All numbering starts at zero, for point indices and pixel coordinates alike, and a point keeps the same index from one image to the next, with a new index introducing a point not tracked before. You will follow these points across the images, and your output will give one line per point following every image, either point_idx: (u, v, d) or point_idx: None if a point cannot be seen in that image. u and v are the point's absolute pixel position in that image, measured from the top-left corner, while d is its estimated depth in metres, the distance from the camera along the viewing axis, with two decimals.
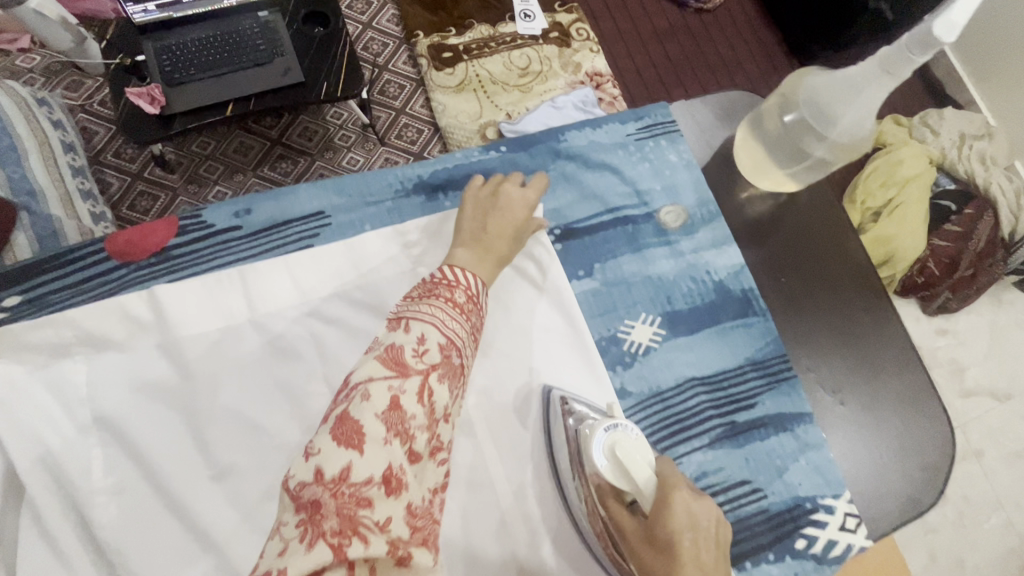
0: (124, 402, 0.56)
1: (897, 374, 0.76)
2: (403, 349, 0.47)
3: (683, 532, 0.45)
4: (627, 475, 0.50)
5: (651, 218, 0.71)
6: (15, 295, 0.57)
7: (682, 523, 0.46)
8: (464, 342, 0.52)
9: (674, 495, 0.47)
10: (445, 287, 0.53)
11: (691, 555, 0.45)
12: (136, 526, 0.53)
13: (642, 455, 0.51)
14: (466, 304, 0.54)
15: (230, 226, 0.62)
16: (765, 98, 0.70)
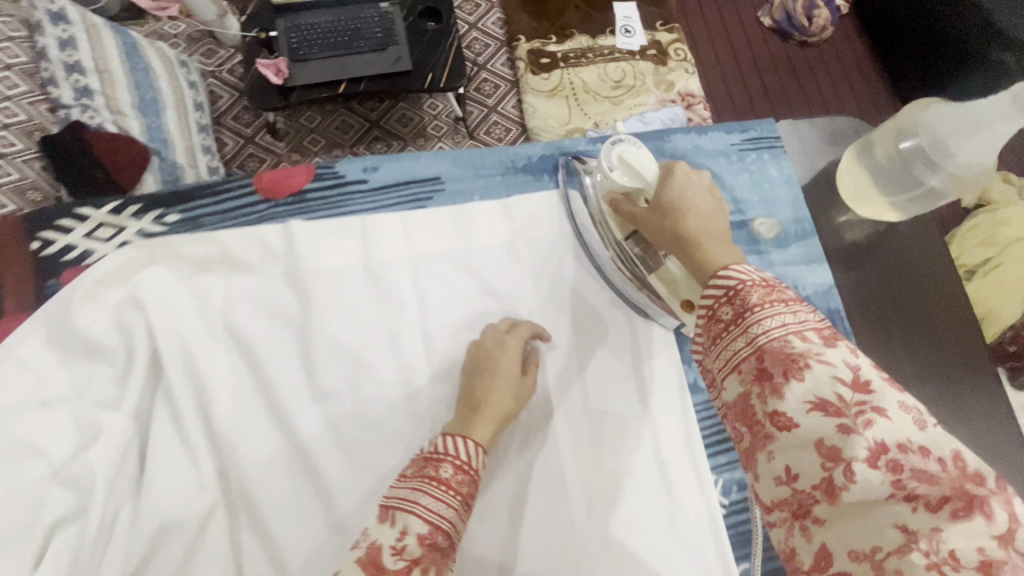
0: (251, 318, 0.63)
1: (951, 420, 0.79)
2: (381, 549, 0.46)
3: (680, 195, 0.56)
4: (637, 174, 0.59)
5: (744, 227, 0.73)
6: (176, 213, 0.66)
7: (680, 189, 0.56)
8: (453, 523, 0.50)
9: (675, 170, 0.58)
10: (434, 461, 0.53)
11: (692, 209, 0.55)
12: (246, 427, 0.60)
13: (646, 161, 0.60)
14: (455, 480, 0.52)
15: (358, 179, 0.69)
16: (878, 126, 0.71)
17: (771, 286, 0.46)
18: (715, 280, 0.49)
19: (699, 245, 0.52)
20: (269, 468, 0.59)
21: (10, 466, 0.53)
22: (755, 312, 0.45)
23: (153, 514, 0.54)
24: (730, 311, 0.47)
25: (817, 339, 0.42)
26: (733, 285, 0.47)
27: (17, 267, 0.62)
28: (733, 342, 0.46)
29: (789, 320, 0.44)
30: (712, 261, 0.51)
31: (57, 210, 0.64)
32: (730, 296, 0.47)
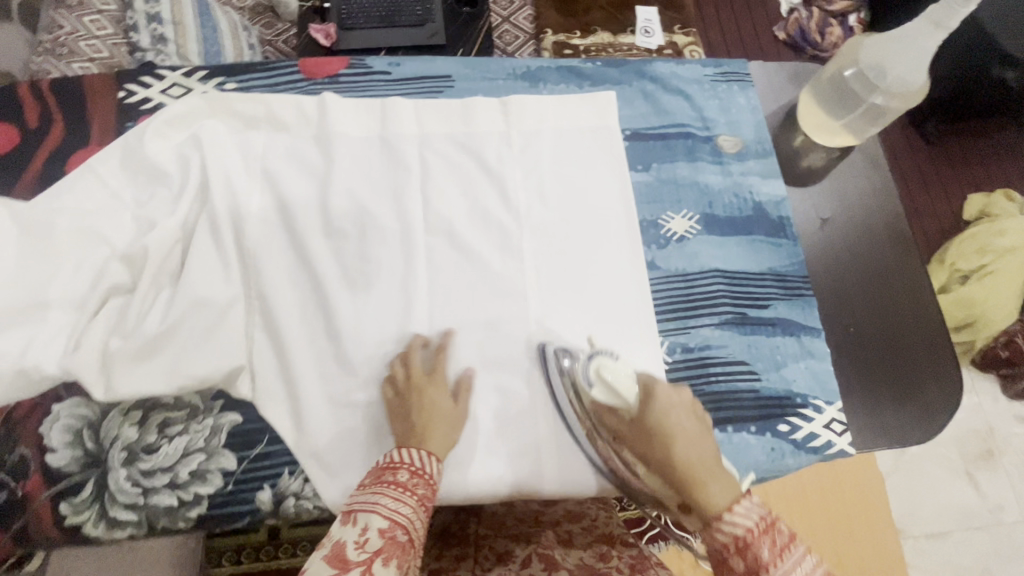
0: (283, 165, 0.77)
1: (914, 321, 0.80)
2: (346, 544, 0.52)
3: (664, 416, 0.58)
4: (616, 390, 0.62)
5: (710, 141, 0.83)
6: (234, 82, 0.80)
7: (663, 414, 0.58)
8: (412, 519, 0.56)
9: (656, 389, 0.60)
10: (392, 470, 0.59)
11: (682, 441, 0.56)
12: (269, 248, 0.72)
13: (625, 372, 0.63)
14: (412, 482, 0.58)
15: (384, 71, 0.83)
16: (825, 64, 0.81)
17: (772, 528, 0.49)
18: (722, 524, 0.50)
19: (701, 481, 0.53)
20: (284, 280, 0.71)
21: (85, 247, 0.68)
22: (771, 568, 0.47)
23: (188, 295, 0.65)
24: (742, 563, 0.49)
25: None
26: (742, 533, 0.49)
27: (103, 110, 0.78)
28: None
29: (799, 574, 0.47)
30: (712, 502, 0.51)
31: (143, 70, 0.80)
32: (739, 547, 0.49)
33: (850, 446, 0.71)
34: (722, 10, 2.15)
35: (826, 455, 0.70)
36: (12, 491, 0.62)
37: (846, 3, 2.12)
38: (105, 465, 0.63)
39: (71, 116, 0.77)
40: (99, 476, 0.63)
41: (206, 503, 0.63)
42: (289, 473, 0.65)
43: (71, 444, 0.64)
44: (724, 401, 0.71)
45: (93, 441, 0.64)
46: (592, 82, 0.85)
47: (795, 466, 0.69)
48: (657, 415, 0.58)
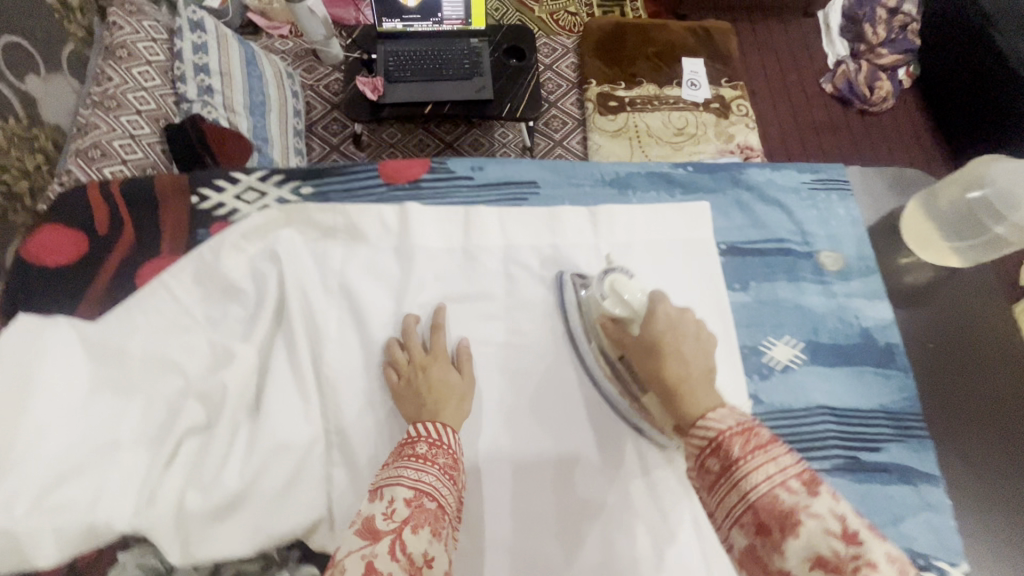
0: (364, 280, 0.72)
1: None
2: (374, 516, 0.50)
3: (666, 332, 0.57)
4: (625, 303, 0.63)
5: (811, 257, 0.78)
6: (310, 187, 0.76)
7: (663, 326, 0.58)
8: (440, 489, 0.54)
9: (659, 304, 0.59)
10: (409, 444, 0.58)
11: (675, 351, 0.56)
12: (348, 375, 0.67)
13: (635, 290, 0.64)
14: (431, 453, 0.57)
15: (466, 176, 0.79)
16: (944, 180, 0.81)
17: (748, 430, 0.47)
18: (699, 427, 0.49)
19: (684, 392, 0.53)
20: (364, 413, 0.66)
21: (159, 377, 0.63)
22: (740, 465, 0.45)
23: (269, 437, 0.61)
24: (717, 462, 0.47)
25: (801, 487, 0.43)
26: (712, 435, 0.48)
27: (175, 217, 0.74)
28: (725, 495, 0.46)
29: (771, 472, 0.44)
30: (696, 409, 0.51)
31: (218, 173, 0.76)
32: (714, 446, 0.47)
33: None
34: (768, 61, 2.11)
35: None
36: None
37: (895, 56, 2.05)
38: None
39: (143, 224, 0.73)
40: None
41: None
42: None
43: None
44: None
45: None
46: (684, 190, 0.80)
47: None
48: (652, 335, 0.58)
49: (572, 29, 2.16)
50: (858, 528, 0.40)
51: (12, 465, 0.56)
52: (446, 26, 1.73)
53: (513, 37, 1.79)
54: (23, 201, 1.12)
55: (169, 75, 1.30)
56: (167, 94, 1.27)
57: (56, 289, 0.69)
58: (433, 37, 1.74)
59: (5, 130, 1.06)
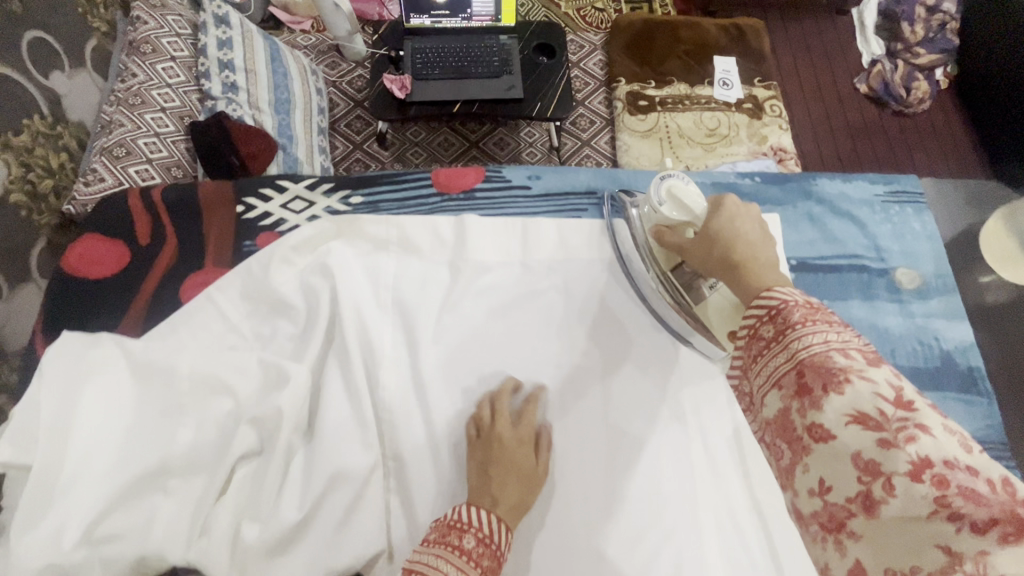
0: (418, 295, 0.68)
1: None
2: None
3: (729, 225, 0.55)
4: (686, 209, 0.59)
5: (887, 275, 0.74)
6: (360, 197, 0.73)
7: (728, 220, 0.55)
8: None
9: (724, 199, 0.56)
10: (457, 531, 0.52)
11: (747, 240, 0.53)
12: (404, 397, 0.64)
13: (692, 196, 0.60)
14: (476, 552, 0.51)
15: (523, 185, 0.75)
16: None
17: (815, 306, 0.45)
18: (762, 296, 0.47)
19: (751, 269, 0.51)
20: (421, 438, 0.63)
21: (209, 399, 0.60)
22: (797, 329, 0.44)
23: (327, 465, 0.57)
24: (771, 329, 0.46)
25: (862, 359, 0.41)
26: (774, 305, 0.46)
27: (221, 226, 0.70)
28: (772, 357, 0.45)
29: (830, 338, 0.42)
30: (763, 282, 0.50)
31: (263, 181, 0.73)
32: (772, 313, 0.46)
33: None
34: (801, 60, 2.04)
35: None
36: None
37: (931, 56, 1.98)
38: None
39: (186, 234, 0.70)
40: None
41: None
42: None
43: None
44: None
45: None
46: (751, 201, 0.76)
47: None
48: (719, 225, 0.55)
49: (599, 26, 2.10)
50: (913, 398, 0.38)
51: (61, 490, 0.53)
52: (475, 22, 1.68)
53: (543, 34, 1.75)
54: (48, 201, 1.08)
55: (193, 71, 1.26)
56: (190, 90, 1.23)
57: (98, 304, 0.65)
58: (462, 33, 1.70)
59: (29, 130, 1.03)
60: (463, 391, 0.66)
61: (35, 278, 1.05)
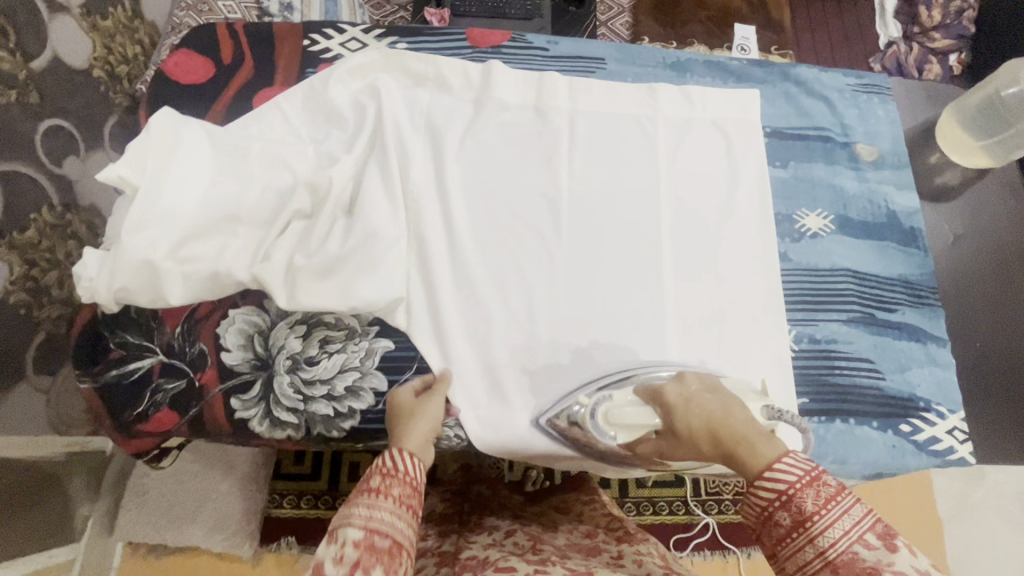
0: (448, 118, 0.82)
1: None
2: (323, 564, 0.50)
3: (685, 413, 0.57)
4: (635, 420, 0.62)
5: (849, 148, 0.86)
6: (404, 43, 0.87)
7: (678, 402, 0.58)
8: (401, 528, 0.54)
9: (666, 390, 0.60)
10: (372, 472, 0.56)
11: (720, 420, 0.56)
12: (429, 194, 0.78)
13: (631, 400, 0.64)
14: (386, 486, 0.55)
15: (542, 48, 0.88)
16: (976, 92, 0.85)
17: (815, 480, 0.50)
18: (766, 479, 0.51)
19: (742, 456, 0.53)
20: (438, 224, 0.77)
21: (272, 171, 0.74)
22: (816, 519, 0.48)
23: (363, 229, 0.71)
24: (787, 516, 0.50)
25: (876, 539, 0.47)
26: (786, 489, 0.50)
27: (290, 51, 0.85)
28: (799, 547, 0.49)
29: (848, 528, 0.48)
30: (757, 461, 0.52)
31: (326, 23, 0.87)
32: (785, 500, 0.50)
33: (970, 455, 0.72)
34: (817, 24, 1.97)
35: (947, 460, 0.71)
36: (191, 380, 0.68)
37: (946, 42, 1.88)
38: (271, 370, 0.69)
39: (261, 60, 0.84)
40: (265, 379, 0.69)
41: (359, 417, 0.69)
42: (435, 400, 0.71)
43: (244, 346, 0.70)
44: (849, 393, 0.73)
45: (263, 346, 0.70)
46: (737, 79, 0.88)
47: (914, 466, 0.71)
48: (681, 422, 0.57)
49: None
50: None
51: (152, 215, 0.67)
52: None
53: None
54: (122, 84, 1.27)
55: None
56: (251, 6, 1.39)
57: (189, 103, 0.81)
58: None
59: (113, 18, 1.22)
60: (470, 205, 0.79)
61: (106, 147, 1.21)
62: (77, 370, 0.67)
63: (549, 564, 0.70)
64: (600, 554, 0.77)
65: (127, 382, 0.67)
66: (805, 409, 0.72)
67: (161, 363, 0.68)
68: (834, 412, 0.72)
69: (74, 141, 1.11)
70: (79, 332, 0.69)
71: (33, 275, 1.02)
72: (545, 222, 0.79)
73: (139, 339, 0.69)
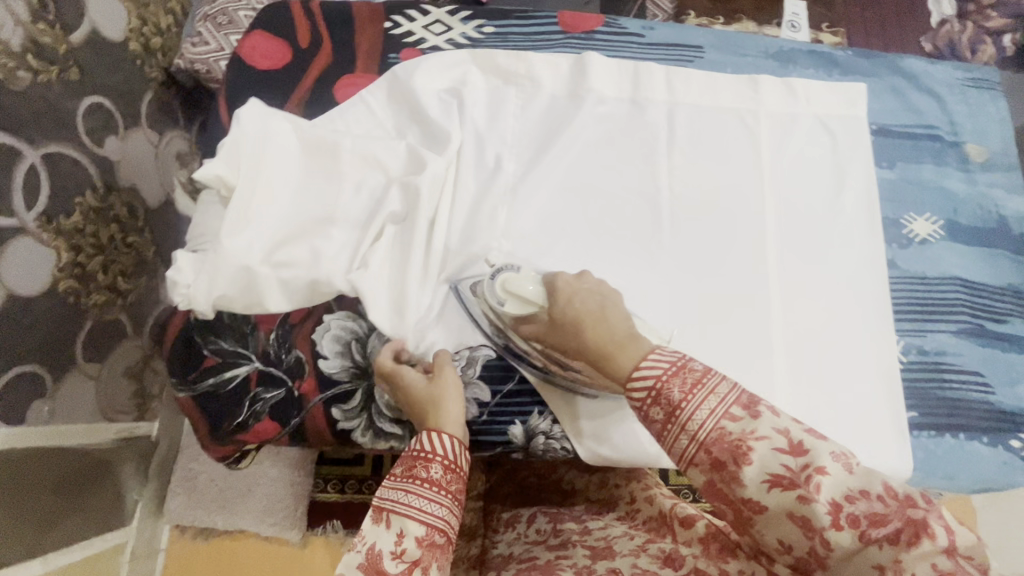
0: (540, 112, 0.78)
1: None
2: (381, 554, 0.51)
3: (566, 305, 0.56)
4: (524, 297, 0.61)
5: (958, 148, 0.82)
6: (492, 27, 0.82)
7: (564, 292, 0.57)
8: (449, 519, 0.54)
9: (558, 278, 0.59)
10: (421, 462, 0.54)
11: (595, 316, 0.54)
12: (524, 192, 0.74)
13: (527, 280, 0.62)
14: (443, 479, 0.54)
15: (637, 33, 0.83)
16: None
17: (683, 369, 0.45)
18: (634, 380, 0.47)
19: (611, 352, 0.50)
20: (534, 222, 0.73)
21: (364, 170, 0.70)
22: (683, 408, 0.44)
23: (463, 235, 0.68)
24: (660, 411, 0.45)
25: (741, 412, 0.43)
26: (652, 383, 0.45)
27: (370, 36, 0.80)
28: (674, 439, 0.44)
29: (712, 408, 0.43)
30: (621, 367, 0.49)
31: (410, 5, 0.82)
32: (654, 396, 0.45)
33: None
34: None
35: None
36: (290, 390, 0.66)
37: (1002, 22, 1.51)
38: (371, 379, 0.67)
39: (342, 43, 0.79)
40: (366, 389, 0.67)
41: None
42: (539, 412, 0.68)
43: (341, 353, 0.67)
44: (959, 409, 0.71)
45: (361, 354, 0.67)
46: (842, 70, 0.84)
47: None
48: (562, 305, 0.57)
49: None
50: (805, 441, 0.41)
51: (251, 215, 0.64)
52: None
53: None
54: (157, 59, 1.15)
55: None
56: None
57: (268, 92, 0.76)
58: None
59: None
60: (564, 200, 0.75)
61: (143, 126, 1.11)
62: (173, 379, 0.66)
63: (569, 547, 0.64)
64: (618, 505, 0.74)
65: (225, 391, 0.66)
66: (913, 424, 0.71)
67: (258, 371, 0.66)
68: (944, 427, 0.71)
69: (113, 120, 1.02)
70: (173, 338, 0.66)
71: (79, 259, 0.94)
72: (643, 223, 0.75)
73: (235, 345, 0.66)
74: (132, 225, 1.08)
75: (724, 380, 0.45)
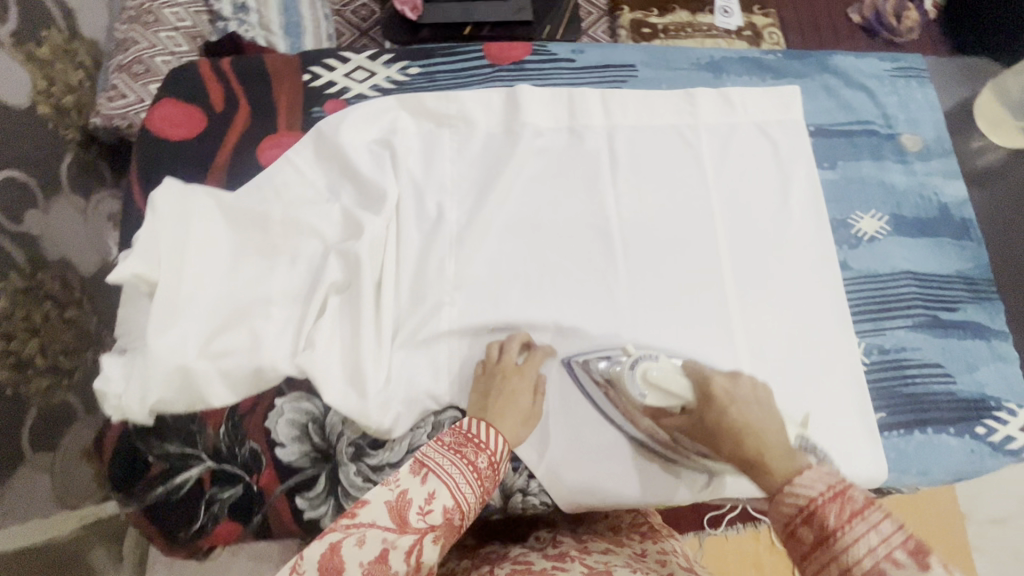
0: (475, 151, 0.75)
1: None
2: (409, 504, 0.52)
3: (729, 407, 0.60)
4: (668, 390, 0.65)
5: (894, 139, 0.82)
6: (417, 67, 0.79)
7: (724, 397, 0.62)
8: (471, 505, 0.55)
9: (713, 383, 0.63)
10: (473, 448, 0.56)
11: (753, 428, 0.57)
12: (469, 238, 0.71)
13: (669, 375, 0.65)
14: (485, 472, 0.56)
15: (568, 58, 0.81)
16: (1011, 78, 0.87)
17: (841, 494, 0.45)
18: (788, 492, 0.47)
19: (767, 460, 0.53)
20: (485, 270, 0.71)
21: (297, 239, 0.66)
22: (839, 536, 0.43)
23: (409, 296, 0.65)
24: (810, 533, 0.45)
25: (906, 558, 0.41)
26: (804, 502, 0.46)
27: (289, 92, 0.76)
28: (823, 565, 0.44)
29: (873, 544, 0.42)
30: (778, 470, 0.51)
31: (328, 53, 0.78)
32: (808, 515, 0.45)
33: None
34: None
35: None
36: (248, 485, 0.62)
37: None
38: (334, 460, 0.64)
39: (259, 102, 0.74)
40: (329, 471, 0.63)
41: None
42: (515, 469, 0.66)
43: (298, 438, 0.64)
44: (925, 403, 0.72)
45: (319, 436, 0.64)
46: (775, 73, 0.84)
47: (994, 467, 0.71)
48: (718, 410, 0.60)
49: None
50: None
51: (179, 308, 0.59)
52: None
53: None
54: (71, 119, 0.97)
55: None
56: None
57: (185, 166, 0.71)
58: None
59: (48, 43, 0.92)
60: (513, 242, 0.72)
61: (65, 190, 0.93)
62: (118, 493, 0.61)
63: (568, 559, 0.61)
64: (624, 547, 0.68)
65: (177, 498, 0.61)
66: (883, 425, 0.71)
67: (211, 470, 0.62)
68: (912, 424, 0.71)
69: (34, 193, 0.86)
70: (111, 450, 0.62)
71: (11, 347, 0.79)
72: (596, 256, 0.74)
73: (181, 447, 0.62)
74: (67, 300, 0.92)
75: (888, 520, 0.43)
